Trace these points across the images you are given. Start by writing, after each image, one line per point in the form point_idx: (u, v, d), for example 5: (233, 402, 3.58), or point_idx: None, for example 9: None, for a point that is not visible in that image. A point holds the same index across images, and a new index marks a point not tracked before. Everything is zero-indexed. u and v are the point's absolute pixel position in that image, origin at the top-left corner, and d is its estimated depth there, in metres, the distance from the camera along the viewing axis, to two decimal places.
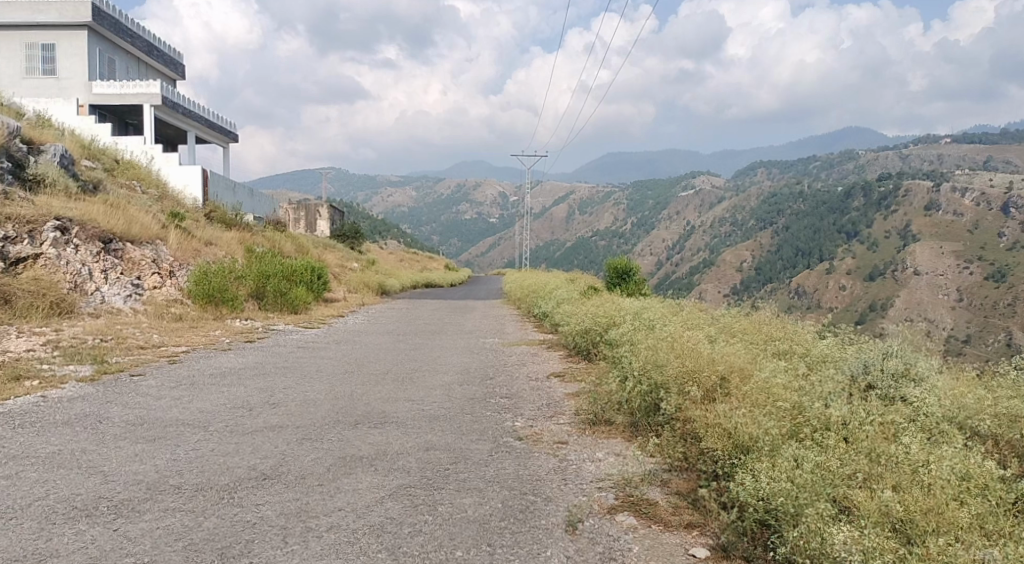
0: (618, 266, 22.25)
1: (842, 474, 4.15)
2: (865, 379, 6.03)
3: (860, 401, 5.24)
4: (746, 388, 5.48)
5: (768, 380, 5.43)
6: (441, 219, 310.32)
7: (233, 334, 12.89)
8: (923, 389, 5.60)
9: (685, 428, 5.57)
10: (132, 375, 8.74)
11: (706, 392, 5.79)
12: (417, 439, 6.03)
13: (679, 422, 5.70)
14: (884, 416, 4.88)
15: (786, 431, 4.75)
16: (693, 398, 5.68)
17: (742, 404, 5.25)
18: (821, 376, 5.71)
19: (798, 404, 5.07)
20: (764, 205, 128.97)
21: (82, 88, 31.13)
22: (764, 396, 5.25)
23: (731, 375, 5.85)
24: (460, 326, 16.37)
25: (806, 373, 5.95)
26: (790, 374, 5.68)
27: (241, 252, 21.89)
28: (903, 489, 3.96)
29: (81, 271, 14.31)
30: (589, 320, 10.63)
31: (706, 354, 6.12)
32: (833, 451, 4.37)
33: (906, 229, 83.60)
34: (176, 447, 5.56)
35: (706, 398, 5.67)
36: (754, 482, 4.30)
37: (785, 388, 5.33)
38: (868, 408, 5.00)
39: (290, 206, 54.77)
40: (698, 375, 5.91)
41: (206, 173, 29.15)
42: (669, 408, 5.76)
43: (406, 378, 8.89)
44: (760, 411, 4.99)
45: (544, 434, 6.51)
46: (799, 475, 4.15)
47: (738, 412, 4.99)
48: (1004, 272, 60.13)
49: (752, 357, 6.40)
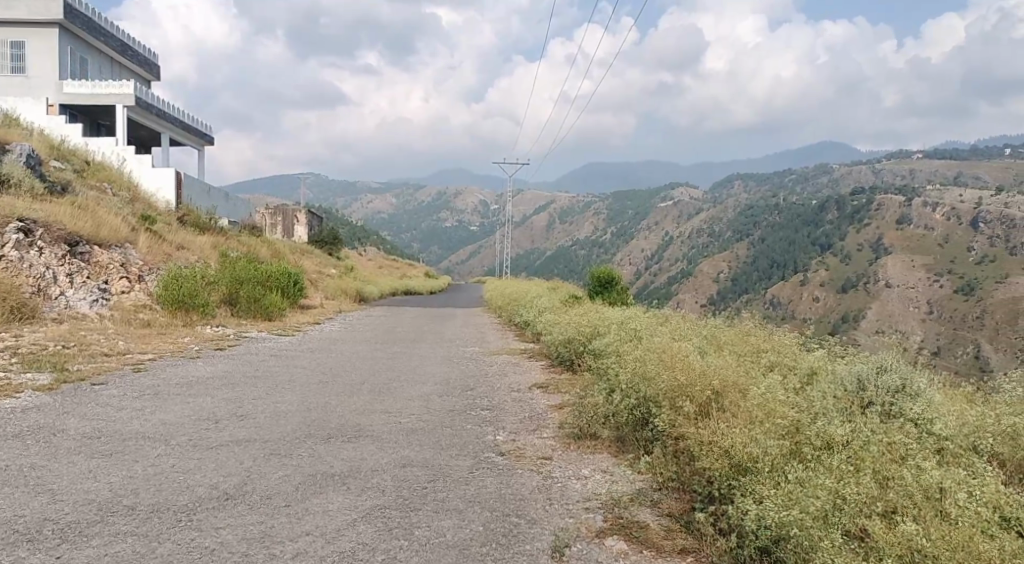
0: (600, 275, 22.12)
1: (855, 501, 3.93)
2: (860, 395, 5.81)
3: (860, 419, 5.02)
4: (742, 404, 5.26)
5: (763, 395, 5.23)
6: (420, 227, 309.40)
7: (202, 341, 12.50)
8: (922, 403, 5.42)
9: (678, 446, 5.32)
10: (93, 383, 8.33)
11: (699, 406, 5.53)
12: (391, 455, 5.72)
13: (671, 438, 5.45)
14: (889, 435, 4.66)
15: (786, 451, 4.54)
16: (686, 414, 5.41)
17: (738, 422, 5.02)
18: (818, 395, 5.47)
19: (798, 422, 4.84)
20: (741, 216, 130.02)
21: (53, 88, 30.42)
22: (762, 413, 5.03)
23: (724, 390, 5.59)
24: (439, 334, 16.07)
25: (803, 390, 5.76)
26: (785, 391, 5.45)
27: (215, 257, 21.42)
28: (923, 519, 3.75)
29: (45, 274, 13.85)
30: (573, 329, 10.39)
31: (697, 367, 5.87)
32: (840, 475, 4.16)
33: (879, 242, 84.38)
34: (134, 462, 5.21)
35: (699, 412, 5.44)
36: (760, 507, 4.05)
37: (783, 404, 5.10)
38: (871, 428, 4.78)
39: (267, 211, 54.12)
40: (689, 389, 5.65)
41: (180, 176, 28.59)
42: (661, 423, 5.50)
43: (383, 388, 8.55)
44: (758, 429, 4.77)
45: (527, 449, 6.23)
46: (808, 502, 3.92)
47: (736, 431, 4.74)
48: (973, 285, 60.84)
49: (744, 370, 6.22)
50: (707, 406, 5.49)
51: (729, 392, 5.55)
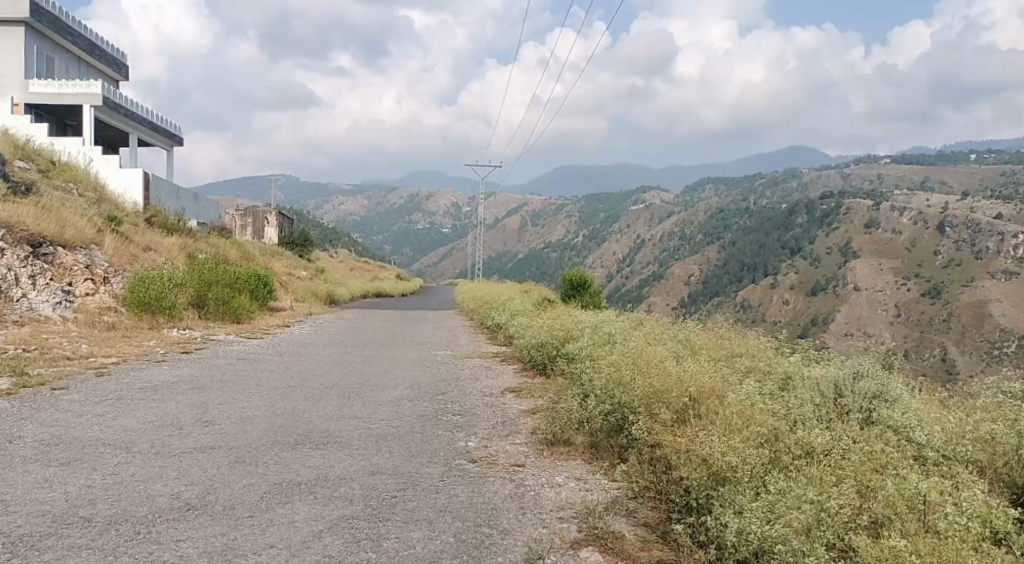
0: (573, 278, 22.13)
1: (837, 514, 3.91)
2: (838, 402, 5.80)
3: (840, 427, 4.99)
4: (721, 410, 5.22)
5: (740, 403, 5.21)
6: (392, 229, 307.87)
7: (168, 344, 12.24)
8: (901, 411, 5.42)
9: (654, 455, 5.25)
10: (53, 388, 8.07)
11: (675, 413, 5.47)
12: (360, 463, 5.59)
13: (647, 446, 5.39)
14: (868, 444, 4.64)
15: (765, 460, 4.51)
16: (662, 421, 5.35)
17: (715, 429, 4.99)
18: (796, 403, 5.45)
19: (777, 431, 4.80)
20: (712, 219, 131.21)
21: (18, 86, 29.76)
22: (740, 421, 4.99)
23: (701, 396, 5.54)
24: (411, 337, 15.93)
25: (780, 396, 5.76)
26: (764, 398, 5.41)
27: (183, 258, 21.06)
28: (907, 533, 3.74)
29: (6, 276, 13.49)
30: (546, 333, 10.31)
31: (674, 374, 5.81)
32: (824, 486, 4.11)
33: (848, 245, 85.48)
34: (93, 471, 5.02)
35: (676, 419, 5.40)
36: (743, 520, 4.00)
37: (762, 414, 5.07)
38: (850, 437, 4.75)
39: (237, 212, 53.45)
40: (666, 396, 5.60)
41: (148, 176, 28.11)
42: (638, 432, 5.44)
43: (353, 393, 8.42)
44: (737, 438, 4.72)
45: (499, 455, 6.14)
46: (791, 516, 3.88)
47: (714, 439, 4.71)
48: (939, 289, 61.97)
49: (720, 375, 6.21)
50: (684, 412, 5.45)
51: (705, 398, 5.52)
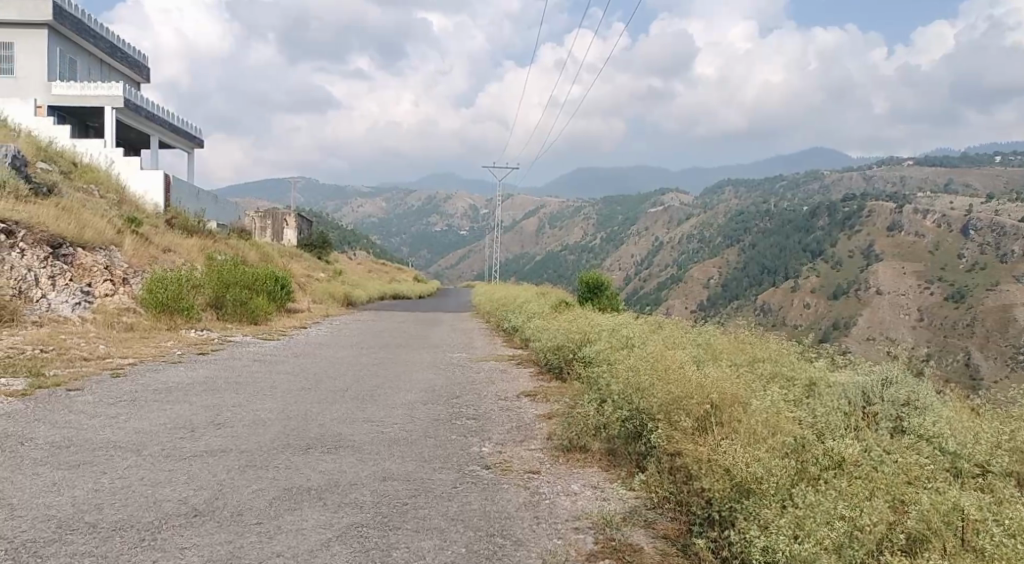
0: (590, 280, 22.00)
1: (871, 534, 3.74)
2: (865, 410, 5.63)
3: (869, 437, 4.82)
4: (745, 418, 5.08)
5: (765, 410, 5.07)
6: (411, 230, 308.64)
7: (185, 345, 12.24)
8: (933, 420, 5.25)
9: (675, 465, 5.11)
10: (69, 389, 8.07)
11: (697, 421, 5.33)
12: (371, 467, 5.49)
13: (667, 455, 5.25)
14: (900, 455, 4.48)
15: (792, 472, 4.36)
16: (683, 428, 5.21)
17: (738, 439, 4.85)
18: (820, 411, 5.30)
19: (803, 442, 4.66)
20: (732, 222, 130.36)
21: (41, 88, 30.08)
22: (765, 431, 4.84)
23: (723, 402, 5.39)
24: (428, 340, 15.85)
25: (806, 402, 5.61)
26: (788, 407, 5.26)
27: (202, 259, 21.13)
28: (945, 554, 3.57)
29: (26, 276, 13.58)
30: (562, 336, 10.18)
31: (694, 379, 5.67)
32: (855, 501, 3.95)
33: (870, 248, 84.41)
34: (102, 474, 4.97)
35: (697, 426, 5.26)
36: (770, 539, 3.85)
37: (787, 425, 4.91)
38: (878, 447, 4.60)
39: (256, 214, 53.79)
40: (686, 402, 5.46)
41: (168, 178, 28.28)
42: (658, 440, 5.31)
43: (367, 396, 8.35)
44: (762, 449, 4.57)
45: (513, 461, 6.03)
46: (822, 534, 3.73)
47: (738, 450, 4.56)
48: (964, 292, 60.97)
49: (742, 381, 6.07)
50: (705, 418, 5.31)
51: (727, 405, 5.38)
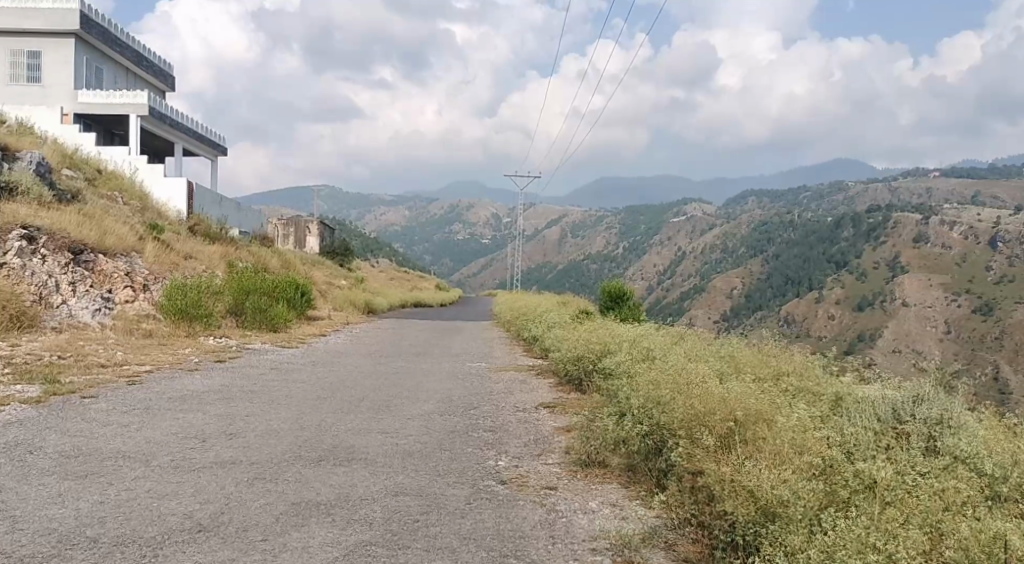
0: (612, 290, 21.83)
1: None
2: (895, 426, 5.40)
3: (902, 458, 4.58)
4: (770, 437, 4.87)
5: (791, 430, 4.85)
6: (433, 239, 309.59)
7: (202, 352, 12.21)
8: (970, 440, 5.00)
9: (696, 484, 4.91)
10: (83, 397, 7.99)
11: (720, 438, 5.11)
12: (384, 482, 5.34)
13: (688, 473, 5.05)
14: (936, 478, 4.23)
15: (822, 496, 4.14)
16: (706, 446, 4.99)
17: (764, 458, 4.63)
18: (848, 429, 5.07)
19: (835, 464, 4.43)
20: (755, 233, 129.32)
21: (67, 97, 30.48)
22: (792, 453, 4.61)
23: (748, 419, 5.18)
24: (447, 349, 15.72)
25: (834, 419, 5.39)
26: (813, 425, 5.04)
27: (223, 266, 21.18)
28: None
29: (47, 282, 13.65)
30: (582, 347, 9.99)
31: (718, 394, 5.47)
32: (887, 528, 3.72)
33: (896, 260, 83.16)
34: (109, 485, 4.87)
35: (719, 445, 5.05)
36: None
37: (817, 445, 4.67)
38: (910, 469, 4.36)
39: (279, 222, 54.14)
40: (708, 418, 5.25)
41: (191, 186, 28.46)
42: (679, 457, 5.10)
43: (383, 405, 8.22)
44: (789, 472, 4.35)
45: (531, 476, 5.84)
46: None
47: (764, 473, 4.35)
48: (991, 305, 59.82)
49: (768, 396, 5.84)
50: (728, 436, 5.10)
51: (751, 422, 5.16)
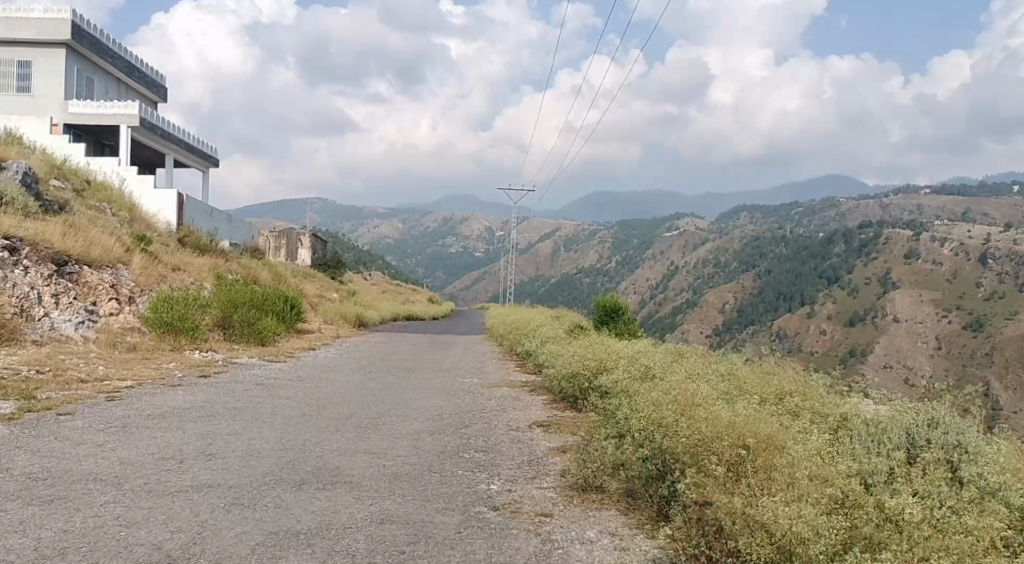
0: (607, 304, 21.59)
1: None
2: (910, 452, 5.17)
3: (922, 489, 4.36)
4: (783, 465, 4.62)
5: (804, 459, 4.60)
6: (425, 252, 309.16)
7: (188, 367, 11.90)
8: (993, 470, 4.77)
9: (704, 515, 4.65)
10: (59, 414, 7.67)
11: (728, 465, 4.87)
12: (369, 508, 5.06)
13: (696, 505, 4.79)
14: (964, 515, 4.00)
15: (843, 535, 3.89)
16: (714, 475, 4.74)
17: (778, 491, 4.37)
18: (862, 458, 4.84)
19: (858, 501, 4.17)
20: (748, 248, 129.61)
21: (57, 107, 30.19)
22: (808, 484, 4.35)
23: (759, 446, 4.92)
24: (438, 363, 15.48)
25: (848, 445, 5.15)
26: (826, 454, 4.79)
27: (212, 278, 20.89)
28: None
29: (29, 295, 13.33)
30: (578, 363, 9.77)
31: (724, 419, 5.22)
32: None
33: (887, 275, 83.17)
34: (76, 512, 4.58)
35: (729, 474, 4.78)
36: None
37: (837, 478, 4.41)
38: (935, 502, 4.12)
39: (272, 234, 53.84)
40: (715, 444, 5.00)
41: (182, 197, 28.14)
42: (685, 486, 4.84)
43: (372, 424, 7.92)
44: (808, 506, 4.09)
45: (524, 503, 5.57)
46: None
47: (782, 507, 4.09)
48: (981, 321, 59.75)
49: (778, 420, 5.60)
50: (738, 462, 4.85)
51: (762, 448, 4.91)
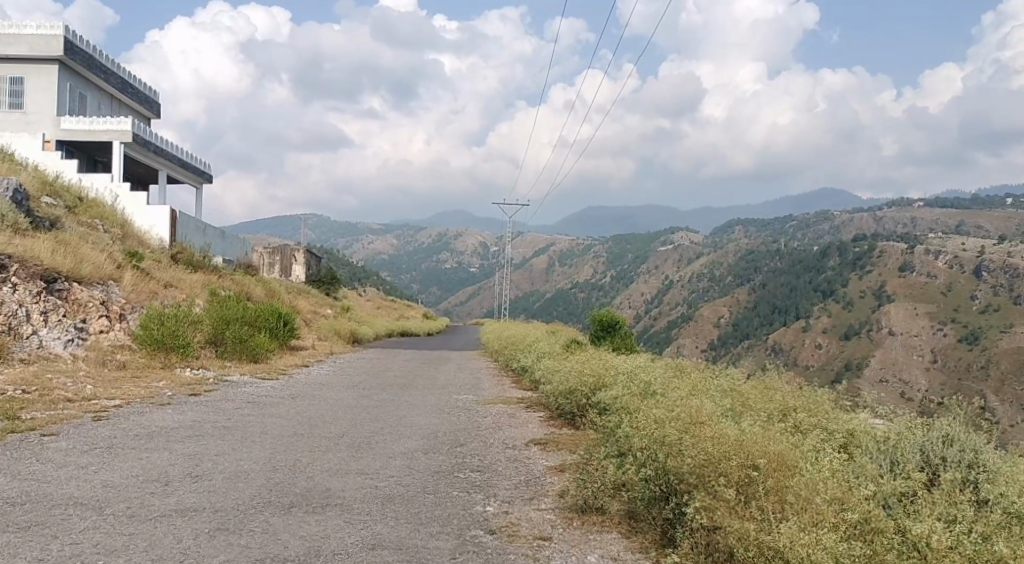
0: (602, 318, 21.39)
1: None
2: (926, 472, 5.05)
3: (942, 512, 4.23)
4: (797, 487, 4.48)
5: (818, 483, 4.46)
6: (421, 267, 309.01)
7: (178, 385, 11.69)
8: (1013, 490, 4.66)
9: (716, 539, 4.48)
10: (42, 435, 7.47)
11: (739, 485, 4.71)
12: (360, 533, 4.87)
13: (704, 527, 4.62)
14: (992, 541, 3.86)
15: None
16: (726, 500, 4.57)
17: (794, 519, 4.21)
18: (877, 481, 4.70)
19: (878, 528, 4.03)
20: (742, 261, 129.80)
21: (50, 123, 30.06)
22: (826, 512, 4.20)
23: (768, 465, 4.78)
24: (433, 380, 15.30)
25: (861, 466, 5.02)
26: (841, 477, 4.64)
27: (204, 295, 20.69)
28: None
29: (17, 312, 13.11)
30: (575, 379, 9.61)
31: (733, 438, 5.06)
32: None
33: (881, 289, 83.24)
34: (52, 539, 4.38)
35: (739, 496, 4.64)
36: None
37: (858, 504, 4.25)
38: (962, 526, 3.98)
39: (265, 249, 53.65)
40: (723, 463, 4.84)
41: (175, 214, 27.95)
42: (694, 509, 4.68)
43: (364, 443, 7.73)
44: (829, 536, 3.93)
45: (521, 525, 5.39)
46: None
47: (802, 536, 3.93)
48: (977, 334, 59.70)
49: (787, 439, 5.46)
50: (749, 483, 4.70)
51: (772, 468, 4.76)
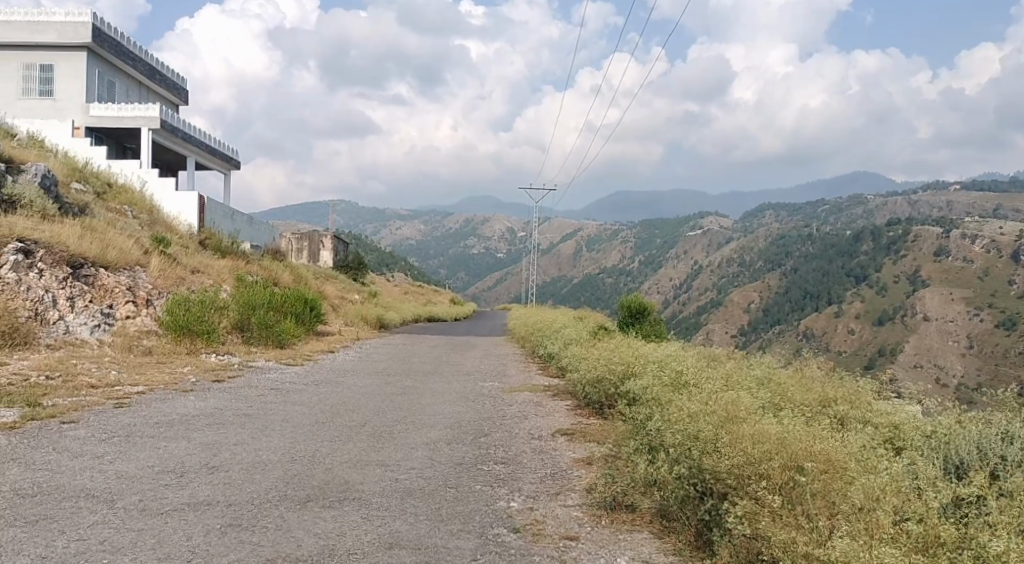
0: (631, 305, 21.05)
1: None
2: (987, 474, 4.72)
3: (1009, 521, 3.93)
4: (851, 493, 4.18)
5: (872, 487, 4.17)
6: (449, 253, 309.79)
7: (202, 371, 11.63)
8: None
9: (757, 543, 4.22)
10: (62, 422, 7.37)
11: (784, 487, 4.44)
12: (378, 530, 4.67)
13: (744, 530, 4.35)
14: None
15: None
16: (769, 504, 4.29)
17: (848, 530, 3.92)
18: (934, 485, 4.39)
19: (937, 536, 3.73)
20: (773, 246, 128.18)
21: (79, 110, 30.27)
22: (884, 521, 3.90)
23: (816, 466, 4.49)
24: (458, 366, 15.15)
25: (913, 467, 4.71)
26: (894, 479, 4.33)
27: (231, 280, 20.67)
28: None
29: (44, 298, 13.15)
30: (602, 367, 9.34)
31: (776, 437, 4.77)
32: None
33: (916, 274, 81.50)
34: (58, 535, 4.23)
35: (784, 502, 4.36)
36: None
37: (916, 513, 3.95)
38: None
39: (294, 236, 53.91)
40: (767, 465, 4.56)
41: (203, 199, 27.99)
42: (734, 512, 4.41)
43: (386, 433, 7.54)
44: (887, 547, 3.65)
45: (547, 523, 5.16)
46: None
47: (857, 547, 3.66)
48: (1015, 319, 58.12)
49: (833, 436, 5.16)
50: (793, 486, 4.43)
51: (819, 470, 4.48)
